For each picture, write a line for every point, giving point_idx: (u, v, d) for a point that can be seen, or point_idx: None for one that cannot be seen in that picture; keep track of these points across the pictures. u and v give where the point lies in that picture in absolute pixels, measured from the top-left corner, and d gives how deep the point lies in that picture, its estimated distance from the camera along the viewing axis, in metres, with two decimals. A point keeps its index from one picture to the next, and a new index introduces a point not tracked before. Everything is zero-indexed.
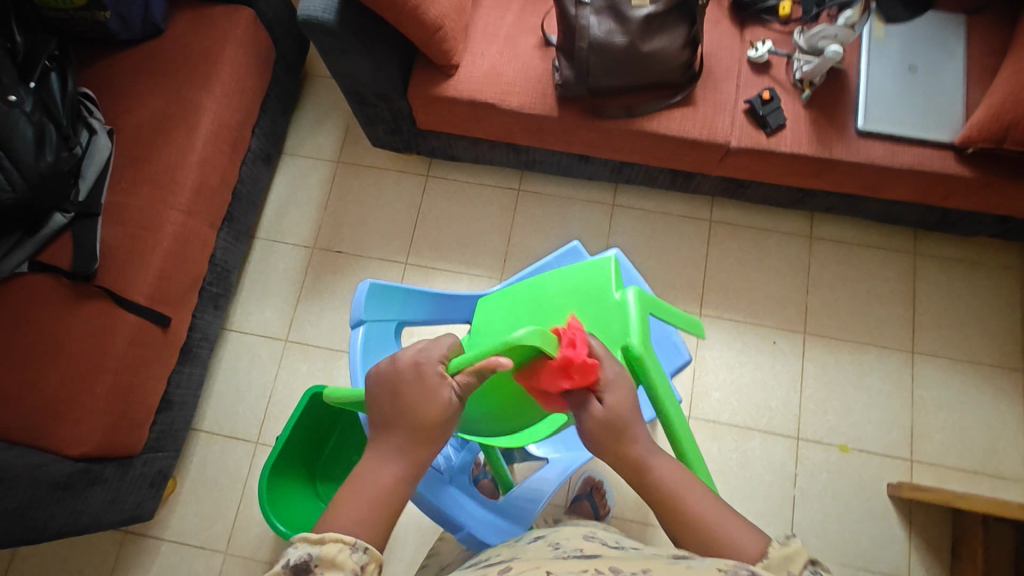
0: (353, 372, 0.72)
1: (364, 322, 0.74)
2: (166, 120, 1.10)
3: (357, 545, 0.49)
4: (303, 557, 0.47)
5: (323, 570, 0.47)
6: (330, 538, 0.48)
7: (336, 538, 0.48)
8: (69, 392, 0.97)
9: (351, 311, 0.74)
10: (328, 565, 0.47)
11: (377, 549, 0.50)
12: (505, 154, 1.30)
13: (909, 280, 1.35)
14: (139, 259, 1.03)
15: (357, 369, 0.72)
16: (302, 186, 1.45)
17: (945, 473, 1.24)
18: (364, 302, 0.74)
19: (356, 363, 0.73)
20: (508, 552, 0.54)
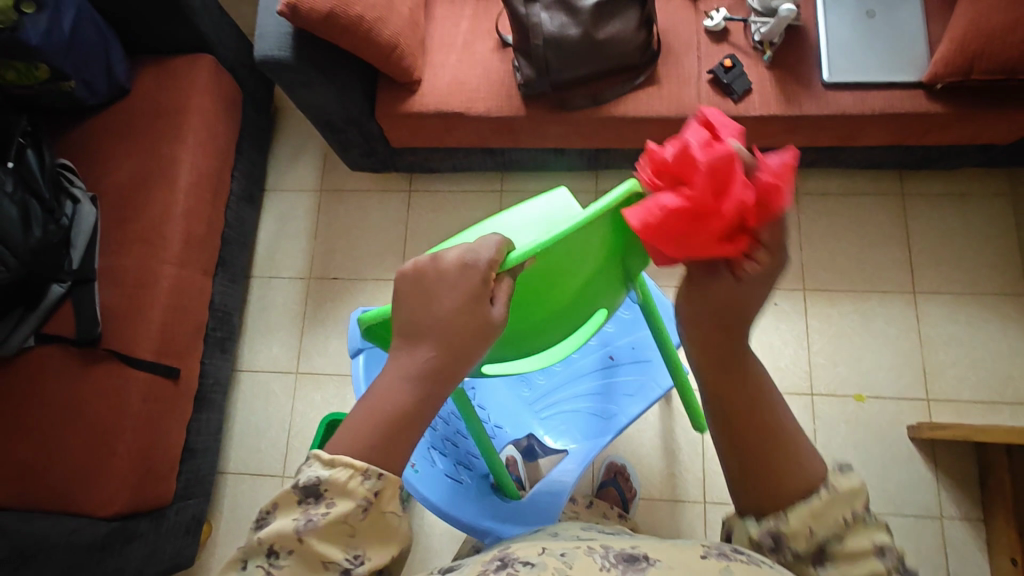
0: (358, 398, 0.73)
1: (362, 348, 0.74)
2: (144, 177, 1.12)
3: (370, 471, 0.44)
4: (313, 480, 0.44)
5: (334, 496, 0.44)
6: (342, 461, 0.44)
7: (347, 462, 0.44)
8: (93, 456, 0.99)
9: (348, 340, 0.74)
10: (340, 489, 0.44)
11: (393, 474, 0.46)
12: (481, 158, 1.31)
13: (901, 222, 1.35)
14: (140, 316, 1.05)
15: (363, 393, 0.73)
16: (289, 220, 1.47)
17: (962, 408, 1.24)
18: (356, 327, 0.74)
19: (360, 390, 0.73)
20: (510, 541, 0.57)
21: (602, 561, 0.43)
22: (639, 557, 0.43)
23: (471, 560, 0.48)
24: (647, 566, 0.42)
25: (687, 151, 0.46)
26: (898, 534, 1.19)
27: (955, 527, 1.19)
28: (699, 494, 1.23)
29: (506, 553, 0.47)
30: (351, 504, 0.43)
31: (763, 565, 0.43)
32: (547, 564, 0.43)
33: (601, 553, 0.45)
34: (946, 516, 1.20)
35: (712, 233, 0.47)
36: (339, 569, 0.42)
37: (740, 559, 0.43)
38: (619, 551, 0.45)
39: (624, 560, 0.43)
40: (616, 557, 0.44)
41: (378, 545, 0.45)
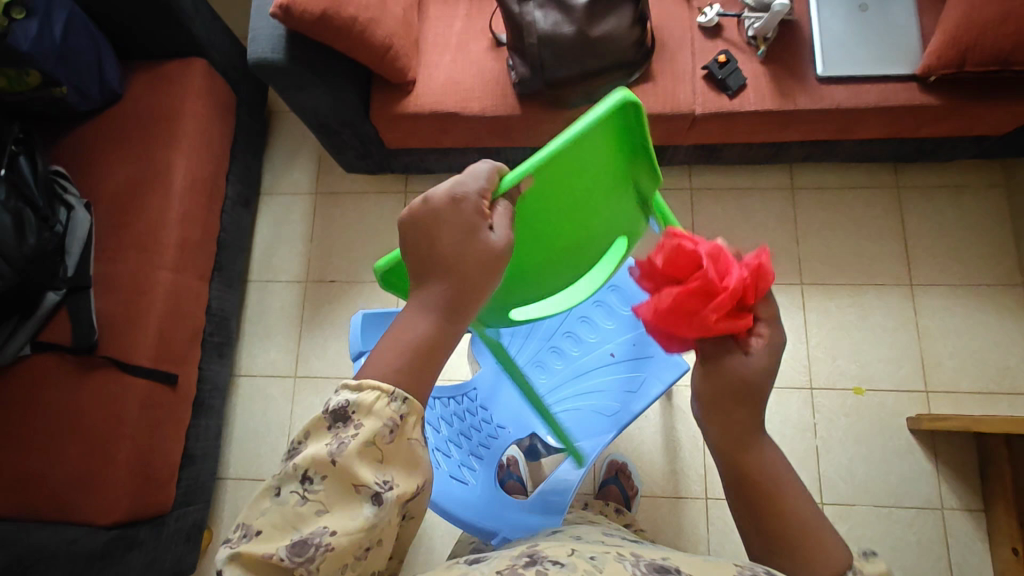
0: None
1: (363, 352, 0.74)
2: (138, 183, 1.11)
3: (397, 394, 0.45)
4: (342, 403, 0.44)
5: (361, 418, 0.44)
6: (368, 385, 0.45)
7: (374, 386, 0.45)
8: (91, 464, 0.98)
9: (349, 344, 0.74)
10: (367, 411, 0.44)
11: (416, 400, 0.46)
12: (477, 158, 1.30)
13: (897, 214, 1.35)
14: (137, 323, 1.04)
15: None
16: (284, 223, 1.46)
17: (961, 399, 1.24)
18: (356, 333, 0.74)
19: None
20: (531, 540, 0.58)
21: (633, 568, 0.45)
22: (669, 568, 0.45)
23: (497, 555, 0.49)
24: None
25: (679, 249, 0.53)
26: (899, 527, 1.20)
27: (956, 519, 1.19)
28: (701, 490, 1.23)
29: (535, 550, 0.47)
30: (380, 424, 0.43)
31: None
32: (578, 566, 0.44)
33: (631, 560, 0.46)
34: (946, 508, 1.20)
35: (720, 309, 0.51)
36: (368, 487, 0.43)
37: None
38: (650, 561, 0.46)
39: (655, 570, 0.45)
40: (647, 567, 0.45)
41: (405, 472, 0.44)
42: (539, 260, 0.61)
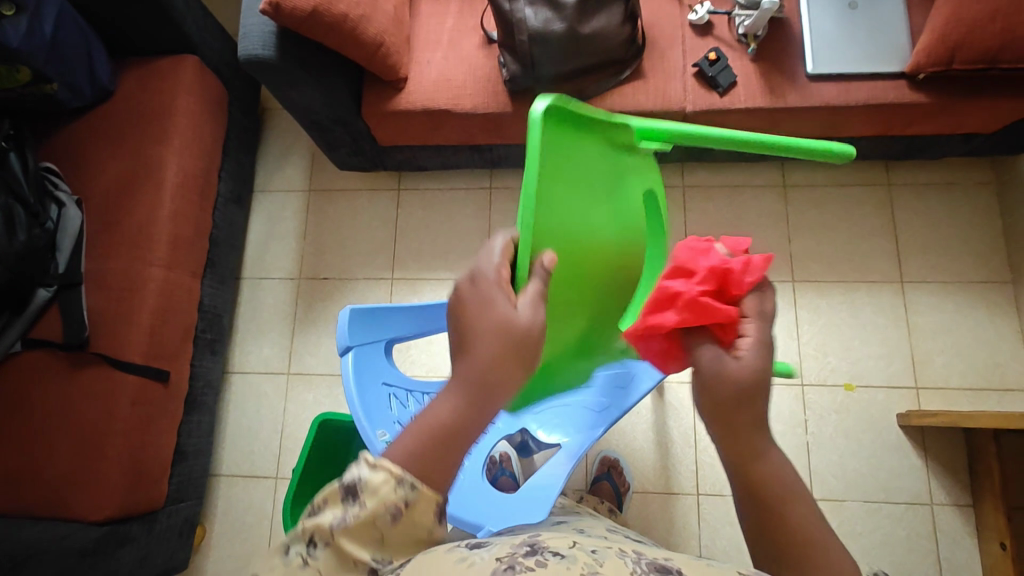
0: (349, 396, 0.73)
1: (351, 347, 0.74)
2: (130, 180, 1.11)
3: (407, 480, 0.41)
4: (355, 478, 0.41)
5: (367, 499, 0.41)
6: (383, 464, 0.42)
7: (389, 466, 0.42)
8: (82, 460, 0.98)
9: (337, 339, 0.74)
10: (375, 492, 0.41)
11: (428, 487, 0.42)
12: (470, 155, 1.31)
13: (887, 212, 1.36)
14: (128, 319, 1.04)
15: (353, 394, 0.73)
16: (278, 220, 1.46)
17: (950, 395, 1.25)
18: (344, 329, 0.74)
19: (350, 388, 0.73)
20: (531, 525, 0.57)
21: (636, 566, 0.43)
22: (672, 569, 0.43)
23: (499, 540, 0.47)
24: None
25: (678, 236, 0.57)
26: (889, 521, 1.21)
27: (945, 514, 1.20)
28: (692, 486, 1.23)
29: (537, 540, 0.46)
30: (384, 510, 0.40)
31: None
32: (578, 558, 0.42)
33: (635, 558, 0.44)
34: (936, 503, 1.21)
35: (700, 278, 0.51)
36: (366, 568, 0.41)
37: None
38: (653, 559, 0.44)
39: (656, 569, 0.43)
40: (647, 564, 0.43)
41: (406, 551, 0.42)
42: (602, 269, 0.63)
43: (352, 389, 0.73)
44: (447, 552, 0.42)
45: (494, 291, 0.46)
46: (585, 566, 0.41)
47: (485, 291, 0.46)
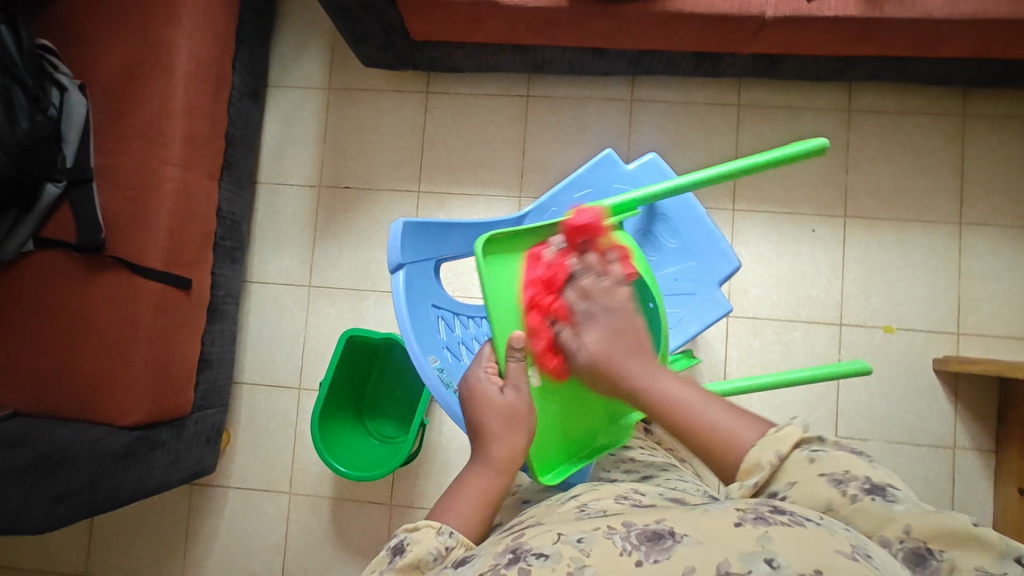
0: (403, 318, 0.69)
1: (405, 265, 0.69)
2: (137, 65, 0.99)
3: (444, 529, 0.57)
4: (401, 540, 0.55)
5: (412, 546, 0.54)
6: (423, 524, 0.57)
7: (428, 523, 0.57)
8: (108, 366, 0.95)
9: (390, 254, 0.69)
10: (422, 538, 0.55)
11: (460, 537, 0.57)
12: (511, 57, 1.18)
13: (957, 146, 1.25)
14: (145, 222, 0.97)
15: (406, 314, 0.68)
16: (295, 120, 1.35)
17: (991, 343, 1.22)
18: (397, 241, 0.69)
19: (403, 310, 0.69)
20: (540, 514, 0.63)
21: (623, 544, 0.44)
22: (662, 533, 0.44)
23: (487, 550, 0.50)
24: (673, 545, 0.43)
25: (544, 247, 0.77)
26: (909, 462, 1.22)
27: (966, 458, 1.21)
28: None
29: (521, 543, 0.49)
30: (428, 548, 0.54)
31: (804, 525, 0.44)
32: (564, 554, 0.45)
33: (622, 533, 0.46)
34: (958, 447, 1.21)
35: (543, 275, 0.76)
36: None
37: (779, 521, 0.44)
38: (642, 529, 0.46)
39: (648, 539, 0.44)
40: (638, 536, 0.45)
41: None
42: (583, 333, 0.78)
43: (405, 311, 0.68)
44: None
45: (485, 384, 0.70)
46: (572, 563, 0.44)
47: (480, 384, 0.71)
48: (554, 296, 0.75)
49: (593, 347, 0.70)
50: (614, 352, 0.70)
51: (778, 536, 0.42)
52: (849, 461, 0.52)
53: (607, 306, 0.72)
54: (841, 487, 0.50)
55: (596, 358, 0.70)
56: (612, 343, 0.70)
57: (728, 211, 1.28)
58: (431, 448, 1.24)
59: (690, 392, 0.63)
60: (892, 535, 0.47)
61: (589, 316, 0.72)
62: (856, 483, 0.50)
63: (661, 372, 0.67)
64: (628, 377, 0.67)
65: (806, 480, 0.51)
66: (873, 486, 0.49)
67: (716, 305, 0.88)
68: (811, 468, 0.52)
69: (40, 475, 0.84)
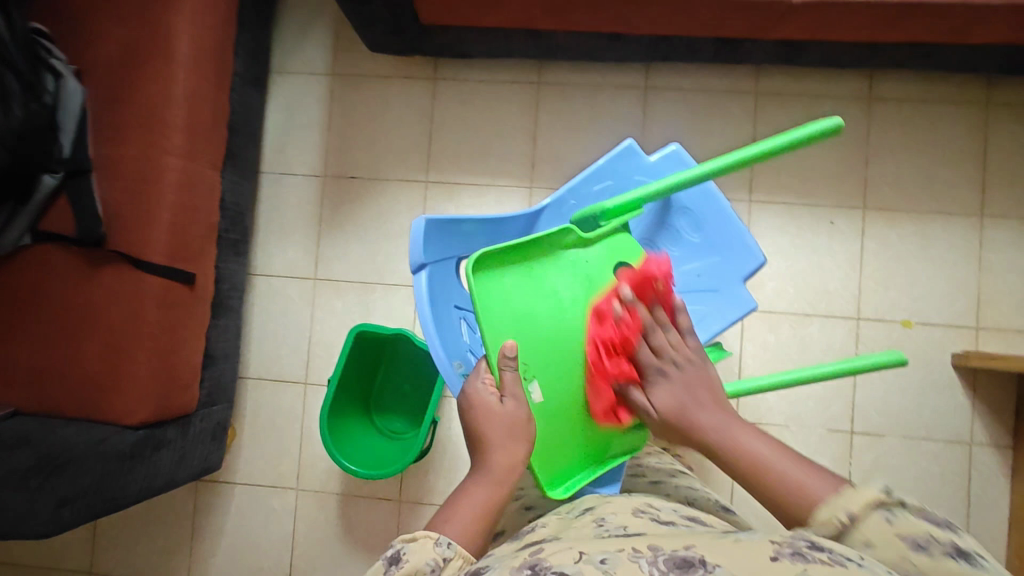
0: (426, 320, 0.68)
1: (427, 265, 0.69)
2: (136, 50, 0.95)
3: (441, 539, 0.57)
4: (399, 549, 0.55)
5: (409, 556, 0.54)
6: (420, 534, 0.57)
7: (425, 533, 0.57)
8: (110, 363, 0.92)
9: (411, 253, 0.68)
10: (418, 549, 0.55)
11: (457, 548, 0.57)
12: (523, 42, 1.13)
13: (980, 136, 1.22)
14: (147, 214, 0.93)
15: (429, 316, 0.68)
16: (298, 107, 1.31)
17: (1010, 337, 1.20)
18: (419, 241, 0.68)
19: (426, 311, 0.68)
20: (555, 525, 0.61)
21: (649, 569, 0.42)
22: (692, 561, 0.42)
23: (504, 561, 0.48)
24: (703, 574, 0.40)
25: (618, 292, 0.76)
26: (925, 457, 1.21)
27: (983, 453, 1.20)
28: None
29: (539, 559, 0.47)
30: (425, 558, 0.54)
31: (847, 565, 0.41)
32: (584, 573, 0.43)
33: (649, 558, 0.44)
34: (975, 442, 1.20)
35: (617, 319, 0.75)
36: None
37: (819, 559, 0.41)
38: (670, 556, 0.43)
39: (676, 566, 0.42)
40: (666, 563, 0.43)
41: None
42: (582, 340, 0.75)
43: (429, 312, 0.68)
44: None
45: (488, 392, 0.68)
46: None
47: (480, 398, 0.68)
48: (624, 355, 0.75)
49: (664, 404, 0.70)
50: (688, 404, 0.69)
51: (819, 575, 0.39)
52: (931, 521, 0.47)
53: (679, 363, 0.72)
54: (926, 552, 0.45)
55: (666, 415, 0.70)
56: (683, 397, 0.70)
57: (745, 202, 1.25)
58: (441, 444, 1.22)
59: (763, 447, 0.61)
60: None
61: (662, 373, 0.72)
62: (943, 546, 0.45)
63: (734, 425, 0.65)
64: (700, 430, 0.67)
65: (886, 544, 0.46)
66: (958, 551, 0.45)
67: (740, 303, 0.86)
68: (890, 531, 0.47)
69: (45, 477, 0.83)
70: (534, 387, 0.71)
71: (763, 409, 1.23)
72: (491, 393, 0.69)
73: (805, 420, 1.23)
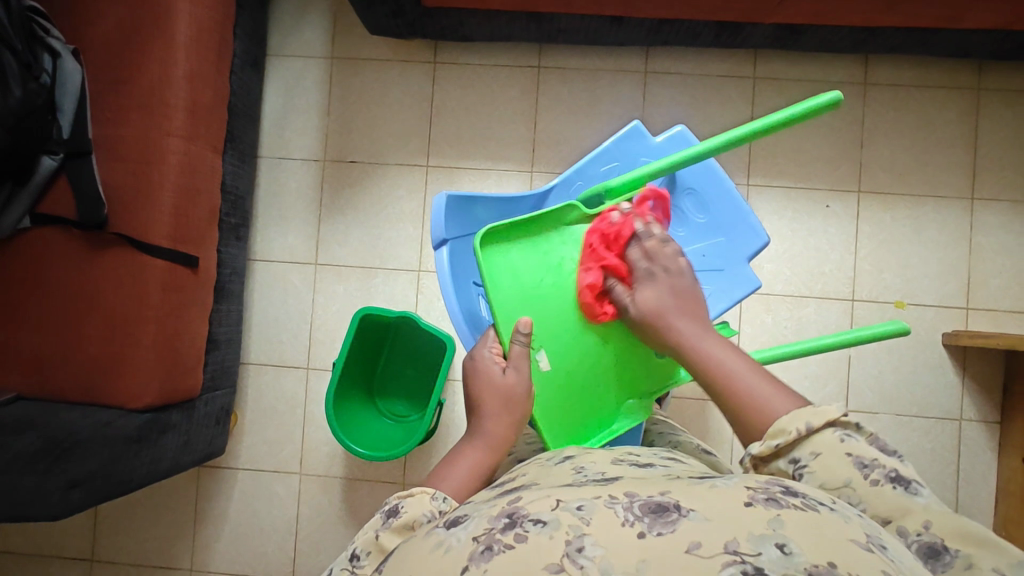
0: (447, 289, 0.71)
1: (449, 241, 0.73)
2: (135, 29, 0.93)
3: (437, 494, 0.55)
4: (395, 505, 0.53)
5: (407, 507, 0.52)
6: (417, 491, 0.55)
7: (421, 490, 0.55)
8: (115, 346, 0.92)
9: (434, 228, 0.73)
10: (414, 503, 0.53)
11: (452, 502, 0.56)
12: (524, 25, 1.13)
13: (971, 120, 1.25)
14: (150, 196, 0.93)
15: (450, 286, 0.71)
16: (296, 91, 1.29)
17: (999, 317, 1.23)
18: (441, 215, 0.73)
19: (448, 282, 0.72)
20: (535, 472, 0.55)
21: (625, 514, 0.38)
22: (668, 506, 0.39)
23: (480, 510, 0.42)
24: (679, 518, 0.37)
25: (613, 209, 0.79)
26: (916, 434, 1.24)
27: (972, 429, 1.23)
28: None
29: (516, 508, 0.41)
30: (423, 510, 0.52)
31: (818, 510, 0.39)
32: (563, 522, 0.38)
33: (624, 504, 0.40)
34: (965, 419, 1.23)
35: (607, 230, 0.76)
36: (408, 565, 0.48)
37: (792, 504, 0.39)
38: (645, 500, 0.40)
39: (652, 510, 0.39)
40: (641, 508, 0.39)
41: None
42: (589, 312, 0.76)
43: (450, 282, 0.71)
44: (428, 541, 0.41)
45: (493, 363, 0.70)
46: (570, 530, 0.37)
47: (485, 364, 0.70)
48: (616, 254, 0.74)
49: (647, 305, 0.68)
50: (667, 311, 0.67)
51: (793, 520, 0.37)
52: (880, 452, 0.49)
53: (668, 268, 0.70)
54: (866, 471, 0.47)
55: (646, 313, 0.68)
56: (667, 300, 0.68)
57: (743, 186, 1.27)
58: (444, 426, 1.23)
59: (732, 357, 0.60)
60: (911, 527, 0.45)
61: (650, 276, 0.70)
62: (883, 471, 0.47)
63: (707, 337, 0.64)
64: (675, 335, 0.65)
65: (831, 455, 0.48)
66: (899, 477, 0.47)
67: (744, 282, 0.87)
68: (840, 448, 0.49)
69: (51, 462, 0.82)
70: (540, 356, 0.74)
71: None
72: (496, 363, 0.70)
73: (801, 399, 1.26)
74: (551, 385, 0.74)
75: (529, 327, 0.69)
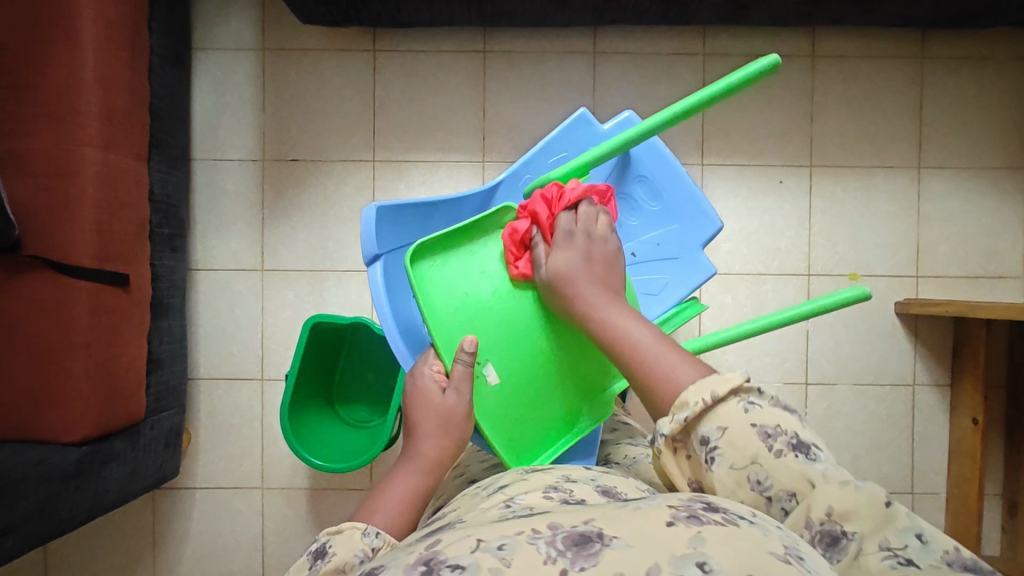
0: (383, 307, 0.69)
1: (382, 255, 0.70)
2: (34, 30, 0.85)
3: (369, 530, 0.53)
4: (323, 543, 0.51)
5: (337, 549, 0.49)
6: (347, 525, 0.52)
7: (352, 524, 0.53)
8: (42, 378, 0.85)
9: (365, 241, 0.69)
10: (344, 541, 0.50)
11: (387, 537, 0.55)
12: (465, 8, 1.08)
13: (916, 89, 1.26)
14: (66, 213, 0.85)
15: (384, 302, 0.69)
16: (227, 87, 1.21)
17: (948, 283, 1.27)
18: (372, 229, 0.69)
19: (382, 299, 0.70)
20: (467, 509, 0.54)
21: (547, 550, 0.36)
22: (590, 536, 0.37)
23: (396, 559, 0.40)
24: (601, 549, 0.35)
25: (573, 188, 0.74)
26: (874, 401, 1.27)
27: (926, 393, 1.27)
28: None
29: (432, 554, 0.38)
30: (353, 552, 0.49)
31: (738, 524, 0.39)
32: (480, 566, 0.35)
33: (547, 537, 0.38)
34: (918, 383, 1.27)
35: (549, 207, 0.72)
36: None
37: (713, 520, 0.39)
38: (568, 531, 0.38)
39: (575, 543, 0.36)
40: (564, 541, 0.37)
41: None
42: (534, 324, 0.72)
43: (385, 300, 0.69)
44: None
45: (430, 384, 0.68)
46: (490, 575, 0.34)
47: (424, 384, 0.69)
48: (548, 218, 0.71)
49: (558, 266, 0.67)
50: (580, 276, 0.66)
51: (713, 537, 0.37)
52: (784, 418, 0.49)
53: (589, 238, 0.69)
54: (769, 441, 0.48)
55: (557, 275, 0.67)
56: (579, 266, 0.66)
57: (698, 166, 1.26)
58: None
59: (645, 332, 0.58)
60: (816, 512, 0.46)
61: (569, 240, 0.68)
62: (785, 438, 0.49)
63: (616, 307, 0.62)
64: (582, 302, 0.64)
65: (738, 428, 0.49)
66: (799, 442, 0.48)
67: (701, 268, 0.86)
68: (743, 420, 0.49)
69: None
70: (487, 370, 0.71)
71: (724, 367, 1.28)
72: (436, 382, 0.69)
73: (762, 375, 1.27)
74: (499, 399, 0.71)
75: (473, 345, 0.67)
